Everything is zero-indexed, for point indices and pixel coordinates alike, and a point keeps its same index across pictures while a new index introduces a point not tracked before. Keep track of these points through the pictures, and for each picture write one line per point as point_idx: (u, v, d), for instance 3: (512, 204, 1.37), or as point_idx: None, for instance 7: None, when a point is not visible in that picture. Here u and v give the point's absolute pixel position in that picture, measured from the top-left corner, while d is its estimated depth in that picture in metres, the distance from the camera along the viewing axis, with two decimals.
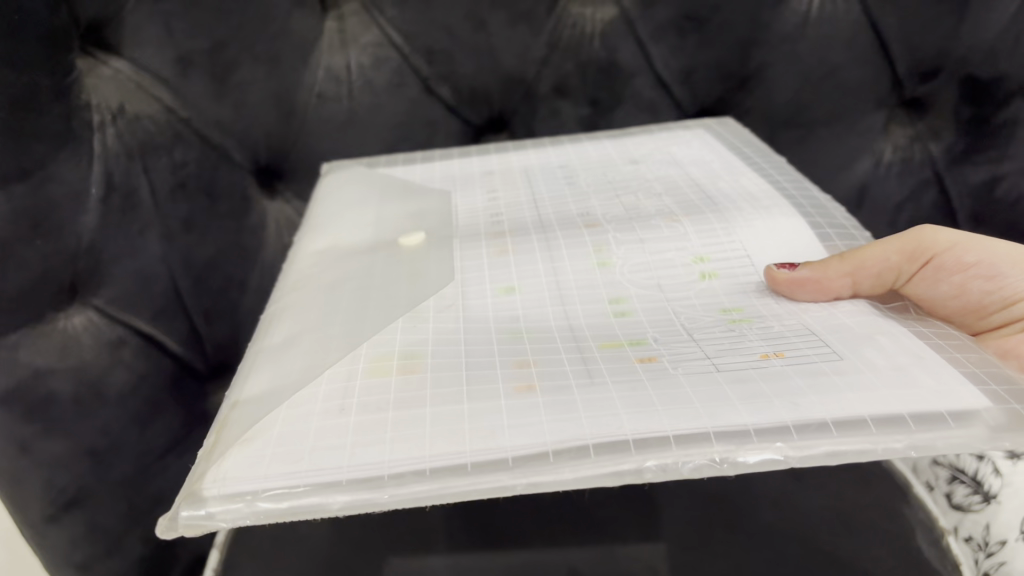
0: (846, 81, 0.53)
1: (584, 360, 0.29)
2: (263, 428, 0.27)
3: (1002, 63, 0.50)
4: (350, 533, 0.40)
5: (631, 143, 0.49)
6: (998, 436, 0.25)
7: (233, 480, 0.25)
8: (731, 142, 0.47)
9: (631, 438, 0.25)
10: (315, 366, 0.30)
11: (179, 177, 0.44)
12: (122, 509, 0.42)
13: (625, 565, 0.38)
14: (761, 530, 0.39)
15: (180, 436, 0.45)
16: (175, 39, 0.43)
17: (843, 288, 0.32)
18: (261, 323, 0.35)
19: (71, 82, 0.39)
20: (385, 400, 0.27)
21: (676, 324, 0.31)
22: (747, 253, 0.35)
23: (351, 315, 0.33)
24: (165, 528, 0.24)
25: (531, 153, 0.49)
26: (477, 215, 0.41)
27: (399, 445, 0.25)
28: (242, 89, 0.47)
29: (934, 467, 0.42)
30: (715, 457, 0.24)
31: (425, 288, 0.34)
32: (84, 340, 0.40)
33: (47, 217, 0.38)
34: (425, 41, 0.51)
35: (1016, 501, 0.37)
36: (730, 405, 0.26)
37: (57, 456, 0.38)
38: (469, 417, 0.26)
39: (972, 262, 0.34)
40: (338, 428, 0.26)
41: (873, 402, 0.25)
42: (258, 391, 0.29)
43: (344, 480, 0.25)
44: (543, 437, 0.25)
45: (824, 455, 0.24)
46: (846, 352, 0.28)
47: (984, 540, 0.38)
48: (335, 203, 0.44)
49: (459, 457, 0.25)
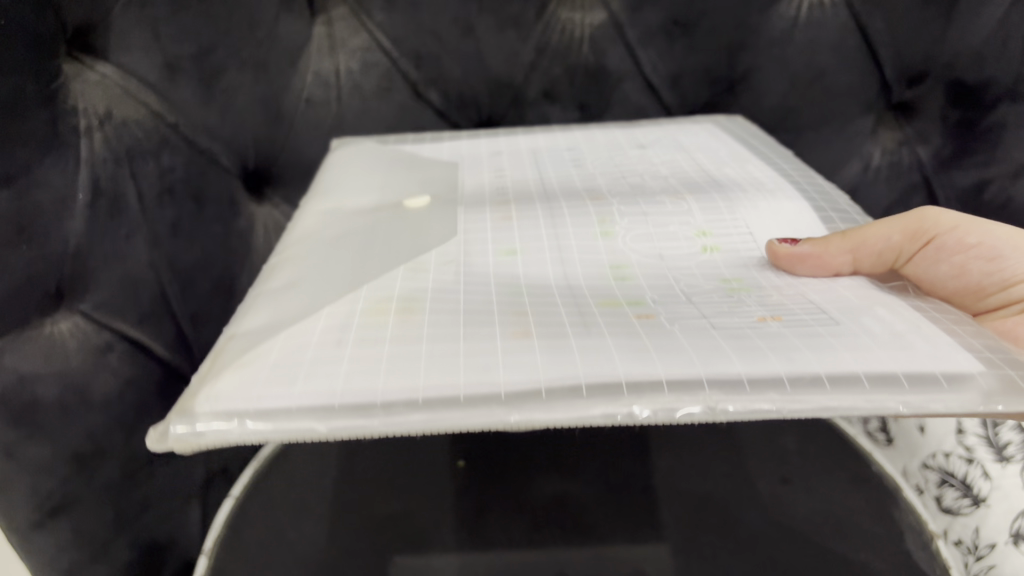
0: (834, 85, 0.53)
1: (582, 313, 0.29)
2: (258, 354, 0.27)
3: (988, 68, 0.48)
4: (342, 538, 0.40)
5: (641, 131, 0.49)
6: (992, 401, 0.25)
7: (227, 398, 0.25)
8: (740, 135, 0.47)
9: (625, 380, 0.25)
10: (314, 304, 0.30)
11: (166, 182, 0.44)
12: (105, 514, 0.41)
13: (621, 565, 0.38)
14: (751, 532, 0.39)
15: (168, 442, 0.45)
16: (163, 42, 0.43)
17: (843, 264, 0.32)
18: (263, 270, 0.35)
19: (56, 88, 0.38)
20: (382, 335, 0.27)
21: (675, 288, 0.31)
22: (749, 231, 0.35)
23: (351, 265, 0.33)
24: (156, 439, 0.24)
25: (539, 136, 0.49)
26: (487, 184, 0.42)
27: (395, 375, 0.25)
28: (229, 93, 0.47)
29: (925, 471, 0.47)
30: (709, 404, 0.24)
31: (429, 243, 0.35)
32: (71, 345, 0.40)
33: (32, 222, 0.36)
34: (414, 46, 0.51)
35: (1004, 505, 0.41)
36: (725, 356, 0.26)
37: (42, 462, 0.37)
38: (464, 354, 0.26)
39: (974, 244, 0.34)
40: (334, 358, 0.26)
41: (867, 360, 0.25)
42: (257, 325, 0.29)
43: (338, 403, 0.25)
44: (536, 375, 0.25)
45: (816, 407, 0.24)
46: (844, 318, 0.28)
47: (975, 544, 0.42)
48: (343, 170, 0.44)
49: (452, 388, 0.25)
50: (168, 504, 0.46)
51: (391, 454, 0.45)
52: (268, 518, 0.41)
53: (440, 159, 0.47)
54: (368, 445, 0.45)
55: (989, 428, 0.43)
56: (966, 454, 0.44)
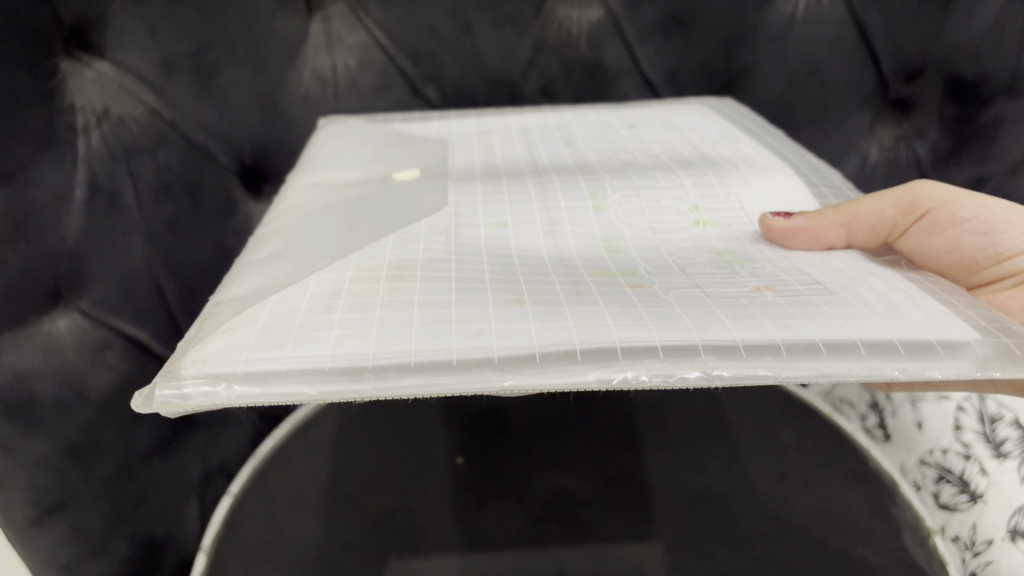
0: (831, 81, 0.53)
1: (574, 281, 0.28)
2: (243, 320, 0.26)
3: (986, 61, 0.49)
4: (340, 535, 0.40)
5: (633, 112, 0.48)
6: (988, 367, 0.24)
7: (213, 361, 0.24)
8: (730, 115, 0.47)
9: (619, 345, 0.24)
10: (303, 271, 0.29)
11: (163, 179, 0.44)
12: (102, 507, 0.42)
13: (621, 564, 0.38)
14: (748, 528, 0.40)
15: (164, 436, 0.46)
16: (160, 39, 0.43)
17: (837, 238, 0.33)
18: (250, 241, 0.34)
19: (55, 84, 0.38)
20: (373, 301, 0.26)
21: (668, 260, 0.31)
22: (742, 206, 0.35)
23: (341, 233, 0.32)
24: (140, 402, 0.23)
25: (529, 115, 0.49)
26: (477, 160, 0.42)
27: (386, 339, 0.24)
28: (227, 89, 0.47)
29: (923, 467, 0.48)
30: (704, 369, 0.23)
31: (418, 212, 0.34)
32: (68, 342, 0.40)
33: (29, 219, 0.36)
34: (412, 43, 0.51)
35: (1001, 502, 0.42)
36: (720, 322, 0.25)
37: (40, 458, 0.38)
38: (457, 320, 0.25)
39: (968, 218, 0.35)
40: (323, 322, 0.25)
41: (862, 327, 0.25)
42: (244, 293, 0.28)
43: (327, 366, 0.23)
44: (531, 339, 0.24)
45: (814, 371, 0.23)
46: (838, 288, 0.28)
47: (971, 540, 0.43)
48: (330, 148, 0.43)
49: (445, 352, 0.24)
50: (164, 498, 0.47)
51: (385, 450, 0.45)
52: (266, 514, 0.41)
53: (430, 137, 0.46)
54: (365, 441, 0.45)
55: (987, 424, 0.44)
56: (964, 450, 0.45)
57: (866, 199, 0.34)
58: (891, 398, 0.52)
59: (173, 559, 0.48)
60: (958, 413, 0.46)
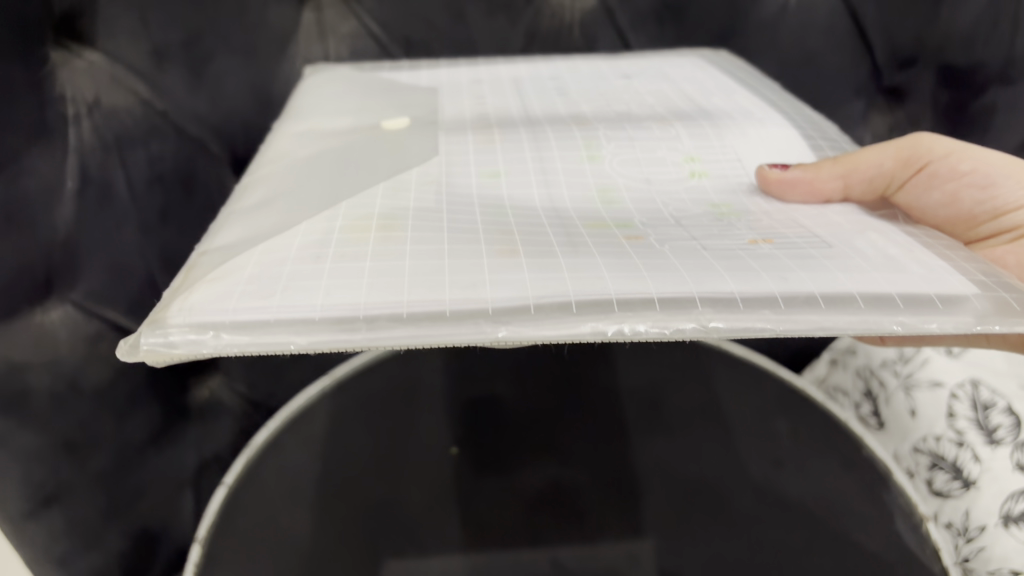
0: (825, 69, 0.53)
1: (568, 232, 0.28)
2: (230, 269, 0.25)
3: (977, 50, 0.49)
4: (333, 525, 0.40)
5: (626, 63, 0.48)
6: (985, 320, 0.24)
7: (199, 310, 0.23)
8: (726, 68, 0.47)
9: (615, 297, 0.23)
10: (291, 220, 0.28)
11: (156, 171, 0.44)
12: (98, 501, 0.44)
13: (613, 551, 0.42)
14: (733, 514, 0.42)
15: (158, 426, 0.47)
16: (151, 30, 0.42)
17: (834, 191, 0.33)
18: (236, 189, 0.33)
19: (45, 73, 0.38)
20: (363, 252, 0.26)
21: (664, 213, 0.30)
22: (738, 158, 0.35)
23: (330, 181, 0.31)
24: (125, 350, 0.22)
25: (521, 64, 0.48)
26: (466, 111, 0.41)
27: (377, 290, 0.24)
28: (219, 79, 0.46)
29: (916, 454, 0.50)
30: (702, 322, 0.23)
31: (409, 161, 0.34)
32: (61, 334, 0.40)
33: (21, 211, 0.36)
34: (405, 32, 0.51)
35: (994, 488, 0.44)
36: (717, 275, 0.24)
37: (32, 451, 0.39)
38: (450, 272, 0.24)
39: (968, 170, 0.36)
40: (313, 273, 0.25)
41: (861, 281, 0.24)
42: (229, 241, 0.27)
43: (317, 316, 0.23)
44: (526, 291, 0.23)
45: (812, 325, 0.23)
46: (836, 242, 0.28)
47: (964, 526, 0.45)
48: (318, 96, 0.42)
49: (438, 303, 0.23)
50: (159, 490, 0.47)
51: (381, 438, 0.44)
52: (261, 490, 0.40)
53: (419, 86, 0.45)
54: (358, 424, 0.45)
55: (979, 412, 0.46)
56: (957, 437, 0.47)
57: (867, 151, 0.34)
58: (885, 387, 0.54)
59: (167, 547, 0.50)
60: (951, 400, 0.49)
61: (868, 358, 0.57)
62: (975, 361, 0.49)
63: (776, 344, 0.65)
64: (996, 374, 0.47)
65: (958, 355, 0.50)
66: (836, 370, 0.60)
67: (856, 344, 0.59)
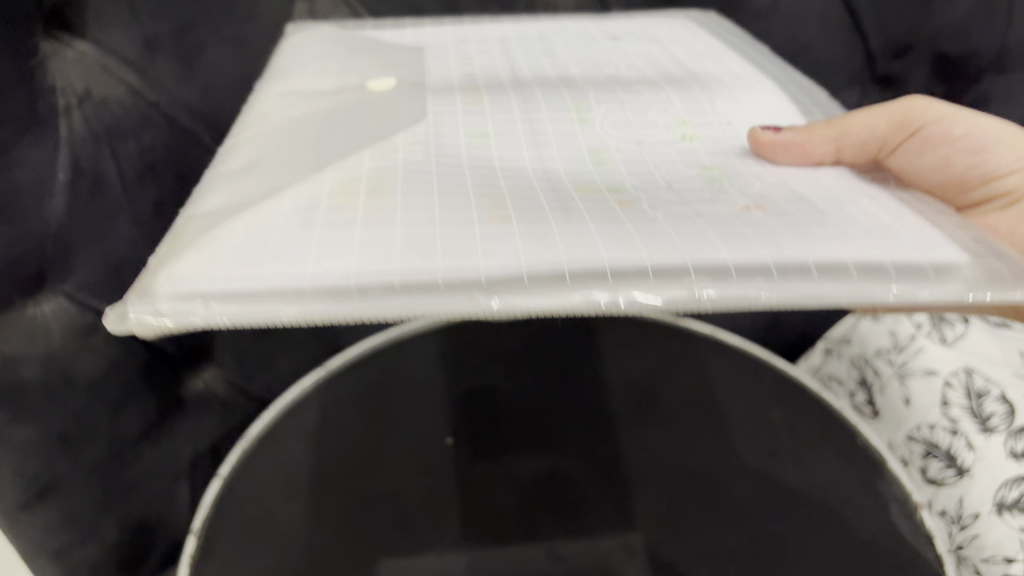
0: (819, 57, 0.52)
1: (560, 198, 0.28)
2: (218, 236, 0.25)
3: (973, 40, 0.49)
4: (330, 521, 0.40)
5: (616, 24, 0.47)
6: (978, 289, 0.24)
7: (189, 281, 0.23)
8: (716, 30, 0.46)
9: (608, 266, 0.23)
10: (279, 183, 0.28)
11: (147, 161, 0.43)
12: (94, 493, 0.44)
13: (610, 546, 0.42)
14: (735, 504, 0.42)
15: (153, 418, 0.47)
16: (142, 19, 0.41)
17: (826, 153, 0.33)
18: (221, 150, 0.33)
19: (35, 65, 0.38)
20: (354, 217, 0.26)
21: (655, 176, 0.30)
22: (729, 122, 0.35)
23: (319, 143, 0.31)
24: (110, 324, 0.22)
25: (509, 24, 0.47)
26: (453, 71, 0.40)
27: (370, 257, 0.23)
28: (211, 70, 0.45)
29: (910, 442, 0.50)
30: (693, 291, 0.23)
31: (398, 122, 0.33)
32: (53, 328, 0.40)
33: (10, 204, 0.36)
34: (397, 21, 0.51)
35: (987, 476, 0.44)
36: (712, 244, 0.24)
37: (29, 443, 0.39)
38: (443, 238, 0.24)
39: (960, 135, 0.37)
40: (304, 241, 0.24)
41: (854, 249, 0.24)
42: (216, 207, 0.27)
43: (309, 287, 0.23)
44: (519, 257, 0.23)
45: (806, 297, 0.23)
46: (828, 208, 0.28)
47: (959, 514, 0.45)
48: (301, 55, 0.41)
49: (430, 273, 0.23)
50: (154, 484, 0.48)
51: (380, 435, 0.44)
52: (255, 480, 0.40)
53: (402, 45, 0.44)
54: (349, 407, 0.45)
55: (973, 399, 0.47)
56: (952, 425, 0.48)
57: (857, 115, 0.34)
58: (880, 375, 0.55)
59: (162, 540, 0.50)
60: (945, 388, 0.49)
61: (862, 348, 0.57)
62: (970, 351, 0.49)
63: (770, 332, 0.65)
64: (991, 364, 0.47)
65: (952, 343, 0.50)
66: (832, 360, 0.60)
67: (850, 332, 0.59)
